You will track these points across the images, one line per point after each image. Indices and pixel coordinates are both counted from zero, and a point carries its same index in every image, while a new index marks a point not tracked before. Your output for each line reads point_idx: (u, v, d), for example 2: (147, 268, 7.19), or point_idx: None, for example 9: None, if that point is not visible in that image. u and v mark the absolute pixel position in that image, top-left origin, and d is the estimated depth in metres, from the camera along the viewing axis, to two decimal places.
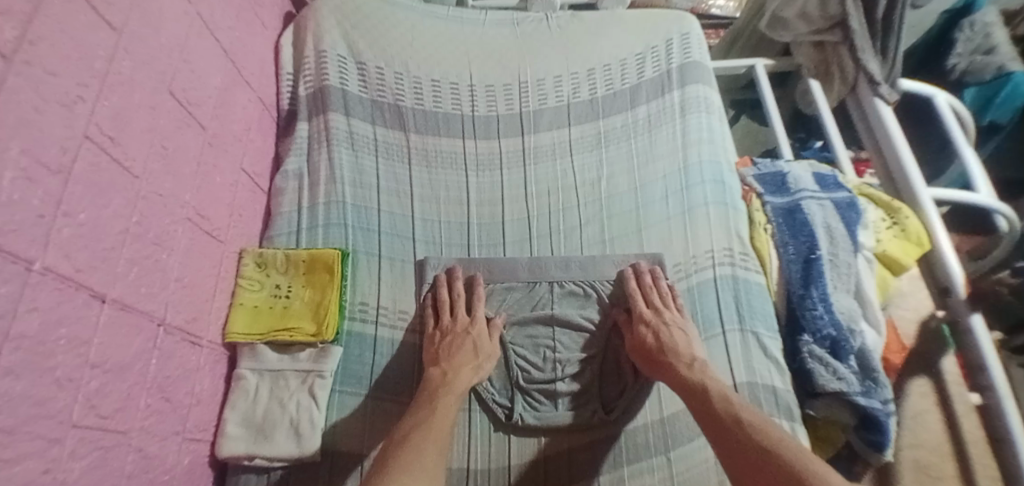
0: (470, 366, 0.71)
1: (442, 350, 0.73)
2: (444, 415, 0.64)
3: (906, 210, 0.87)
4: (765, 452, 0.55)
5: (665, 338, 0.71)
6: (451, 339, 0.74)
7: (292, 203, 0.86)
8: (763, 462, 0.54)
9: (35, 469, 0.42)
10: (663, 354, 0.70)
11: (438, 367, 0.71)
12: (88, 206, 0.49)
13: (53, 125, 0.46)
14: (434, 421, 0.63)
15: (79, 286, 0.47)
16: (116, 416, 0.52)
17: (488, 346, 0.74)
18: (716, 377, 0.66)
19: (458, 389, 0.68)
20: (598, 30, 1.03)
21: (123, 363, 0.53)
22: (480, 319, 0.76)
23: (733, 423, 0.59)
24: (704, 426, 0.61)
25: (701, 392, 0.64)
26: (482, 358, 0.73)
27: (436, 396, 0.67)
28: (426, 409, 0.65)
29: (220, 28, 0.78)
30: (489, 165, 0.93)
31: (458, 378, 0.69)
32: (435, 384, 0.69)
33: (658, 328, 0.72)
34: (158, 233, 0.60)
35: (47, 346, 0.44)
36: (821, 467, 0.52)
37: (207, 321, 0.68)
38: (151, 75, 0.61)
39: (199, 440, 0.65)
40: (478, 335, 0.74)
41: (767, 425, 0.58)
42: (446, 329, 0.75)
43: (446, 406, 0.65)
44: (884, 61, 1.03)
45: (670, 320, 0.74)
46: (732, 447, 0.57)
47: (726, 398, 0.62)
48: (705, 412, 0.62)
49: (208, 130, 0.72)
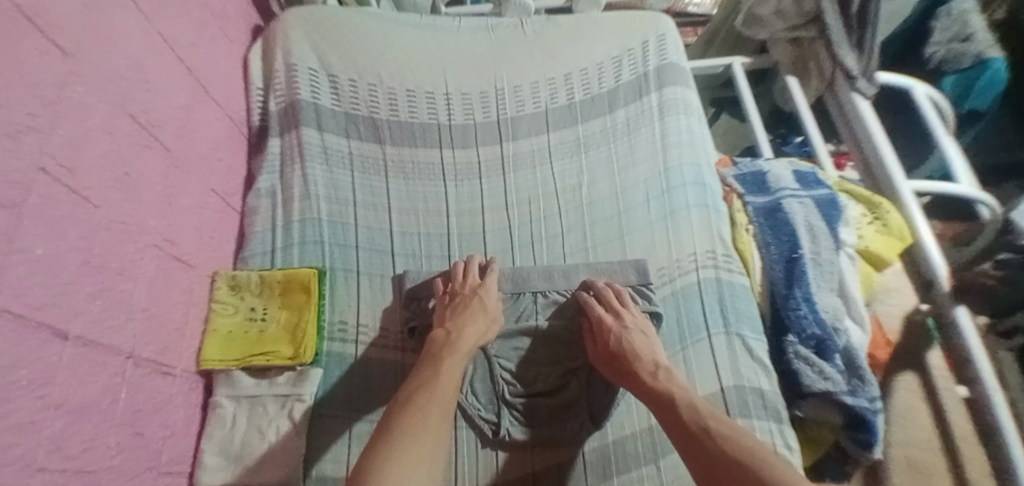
0: (477, 327, 0.70)
1: (449, 311, 0.72)
2: (450, 375, 0.64)
3: (887, 205, 0.88)
4: (736, 463, 0.51)
5: (626, 344, 0.69)
6: (460, 299, 0.73)
7: (265, 222, 0.84)
8: (736, 474, 0.51)
9: None
10: (626, 361, 0.68)
11: (443, 328, 0.70)
12: (43, 241, 0.47)
13: (2, 159, 0.43)
14: (440, 381, 0.62)
15: (36, 325, 0.45)
16: (82, 456, 0.50)
17: (495, 308, 0.74)
18: (683, 386, 0.63)
19: (463, 348, 0.67)
20: (574, 34, 1.02)
21: (88, 402, 0.51)
22: (489, 281, 0.76)
23: (701, 433, 0.56)
24: (673, 439, 0.58)
25: (668, 402, 0.61)
26: (489, 321, 0.72)
27: (440, 355, 0.67)
28: (431, 369, 0.65)
29: (181, 45, 0.76)
30: (468, 174, 0.92)
31: (463, 337, 0.68)
32: (440, 343, 0.68)
33: (620, 333, 0.70)
34: (121, 262, 0.58)
35: (4, 391, 0.42)
36: (793, 478, 0.48)
37: (179, 350, 0.66)
38: (106, 99, 0.58)
39: (175, 473, 0.63)
40: (485, 295, 0.73)
41: (734, 433, 0.55)
42: (455, 290, 0.75)
43: (451, 365, 0.65)
44: (861, 55, 1.01)
45: (631, 323, 0.72)
46: (703, 460, 0.54)
47: (694, 408, 0.59)
48: (674, 424, 0.59)
49: (173, 152, 0.70)
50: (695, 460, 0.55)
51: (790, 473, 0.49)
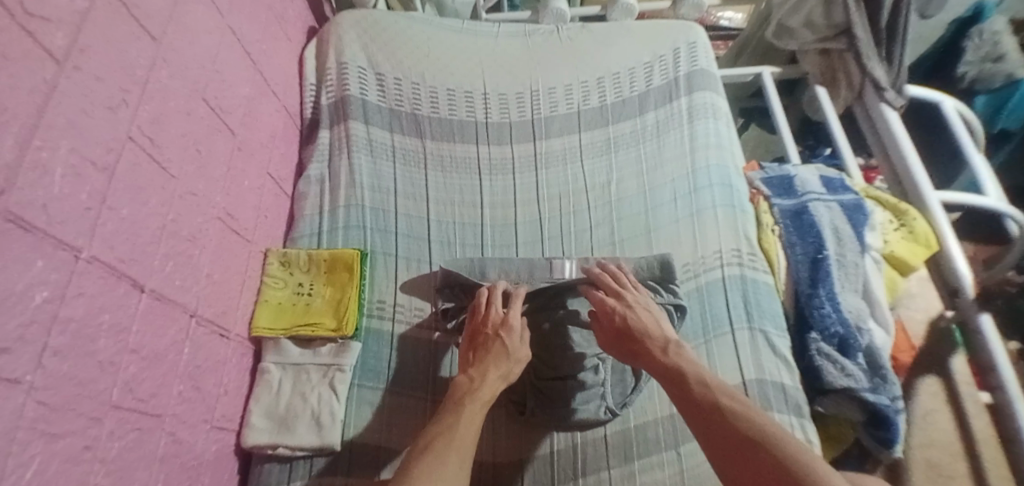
0: (499, 372, 0.66)
1: (474, 355, 0.70)
2: (469, 424, 0.60)
3: (913, 212, 0.89)
4: (749, 441, 0.52)
5: (633, 322, 0.69)
6: (482, 341, 0.71)
7: (313, 206, 0.89)
8: (751, 451, 0.52)
9: (78, 445, 0.45)
10: (634, 341, 0.68)
11: (466, 374, 0.67)
12: (129, 203, 0.53)
13: (99, 126, 0.50)
14: (458, 430, 0.59)
15: (120, 276, 0.51)
16: (151, 400, 0.55)
17: (519, 350, 0.69)
18: (693, 359, 0.64)
19: (484, 396, 0.63)
20: (607, 40, 1.07)
21: (158, 352, 0.56)
22: (513, 317, 0.72)
23: (713, 410, 0.57)
24: (684, 414, 0.59)
25: (679, 378, 0.61)
26: (512, 362, 0.68)
27: (461, 403, 0.63)
28: (451, 417, 0.61)
29: (248, 41, 0.83)
30: (502, 169, 0.97)
31: (485, 384, 0.65)
32: (461, 391, 0.65)
33: (624, 313, 0.70)
34: (191, 230, 0.64)
35: (91, 331, 0.47)
36: (806, 457, 0.50)
37: (235, 316, 0.72)
38: (186, 83, 0.65)
39: (225, 430, 0.68)
40: (508, 337, 0.69)
41: (746, 410, 0.56)
42: (479, 329, 0.72)
43: (471, 414, 0.61)
44: (890, 69, 1.05)
45: (633, 301, 0.72)
46: (716, 436, 0.55)
47: (705, 384, 0.59)
48: (686, 402, 0.59)
49: (237, 136, 0.76)
50: (708, 436, 0.56)
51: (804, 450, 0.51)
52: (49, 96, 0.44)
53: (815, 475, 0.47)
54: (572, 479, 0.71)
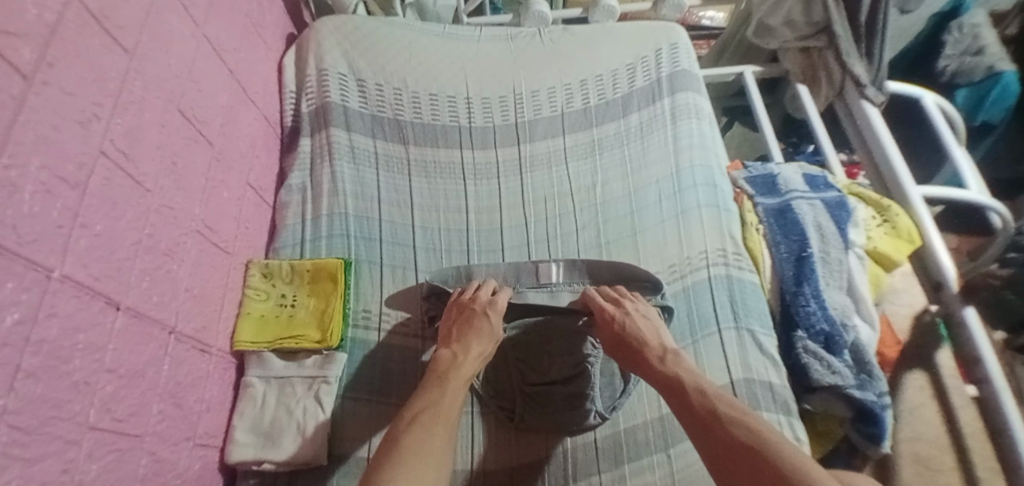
0: (481, 350, 0.69)
1: (457, 328, 0.72)
2: (453, 399, 0.62)
3: (895, 207, 0.89)
4: (746, 448, 0.52)
5: (631, 330, 0.70)
6: (467, 316, 0.73)
7: (296, 215, 0.88)
8: (745, 458, 0.51)
9: (54, 469, 0.44)
10: (633, 348, 0.69)
11: (449, 349, 0.69)
12: (102, 219, 0.52)
13: (70, 142, 0.48)
14: (444, 404, 0.61)
15: (94, 294, 0.50)
16: (130, 420, 0.53)
17: (501, 333, 0.72)
18: (691, 367, 0.64)
19: (467, 371, 0.66)
20: (590, 42, 1.07)
21: (137, 370, 0.55)
22: (500, 299, 0.75)
23: (710, 417, 0.57)
24: (683, 422, 0.59)
25: (677, 386, 0.62)
26: (494, 344, 0.70)
27: (444, 377, 0.65)
28: (435, 391, 0.63)
29: (225, 48, 0.82)
30: (486, 173, 0.96)
31: (467, 361, 0.67)
32: (445, 366, 0.67)
33: (623, 321, 0.72)
34: (169, 244, 0.62)
35: (65, 351, 0.46)
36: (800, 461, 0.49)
37: (216, 330, 0.70)
38: (160, 94, 0.64)
39: (209, 446, 0.66)
40: (494, 318, 0.72)
41: (742, 414, 0.56)
42: (464, 304, 0.74)
43: (455, 388, 0.63)
44: (870, 65, 1.05)
45: (632, 310, 0.73)
46: (712, 443, 0.55)
47: (702, 391, 0.60)
48: (683, 408, 0.60)
49: (215, 147, 0.75)
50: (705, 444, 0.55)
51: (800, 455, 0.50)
52: (17, 112, 0.43)
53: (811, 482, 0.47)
54: None
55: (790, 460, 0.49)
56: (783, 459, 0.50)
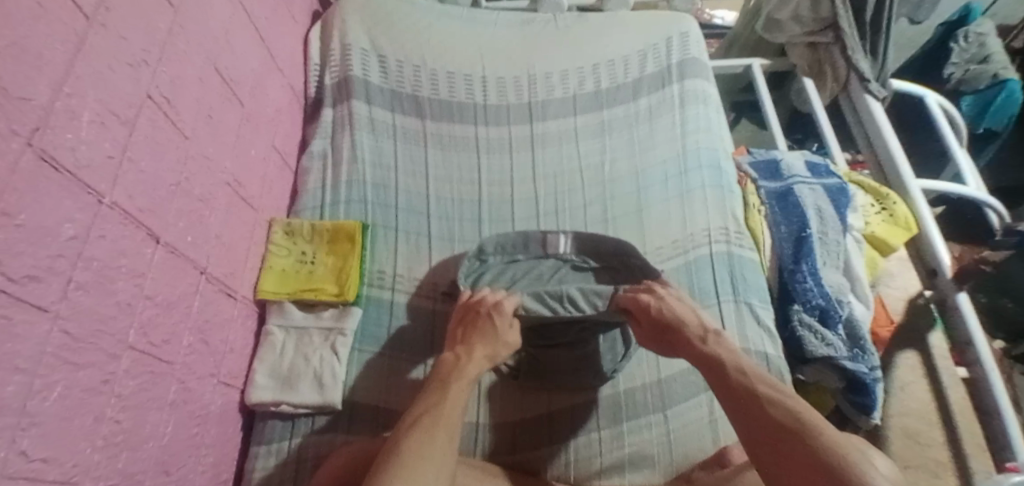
0: (485, 352, 0.69)
1: (463, 330, 0.73)
2: (455, 401, 0.62)
3: (894, 196, 0.93)
4: (785, 428, 0.53)
5: (668, 313, 0.70)
6: (472, 319, 0.73)
7: (316, 181, 0.92)
8: (783, 440, 0.52)
9: (96, 378, 0.48)
10: (672, 330, 0.69)
11: (453, 352, 0.70)
12: (147, 157, 0.56)
13: (123, 82, 0.53)
14: (446, 405, 0.61)
15: (139, 224, 0.54)
16: (164, 347, 0.57)
17: (507, 333, 0.72)
18: (732, 348, 0.65)
19: (470, 373, 0.67)
20: (603, 29, 1.10)
21: (172, 302, 0.59)
22: (506, 301, 0.74)
23: (750, 397, 0.58)
24: (722, 401, 0.60)
25: (717, 367, 0.63)
26: (499, 344, 0.70)
27: (448, 380, 0.66)
28: (439, 391, 0.64)
29: (257, 17, 0.86)
30: (499, 149, 1.00)
31: (470, 363, 0.68)
32: (448, 368, 0.67)
33: (659, 305, 0.71)
34: (203, 191, 0.66)
35: (111, 271, 0.50)
36: (841, 441, 0.50)
37: (241, 278, 0.74)
38: (200, 51, 0.68)
39: (231, 386, 0.70)
40: (498, 318, 0.72)
41: (784, 398, 0.56)
42: (470, 307, 0.75)
43: (457, 391, 0.63)
44: (874, 62, 1.10)
45: (666, 294, 0.73)
46: (753, 423, 0.56)
47: (743, 372, 0.61)
48: (726, 389, 0.60)
49: (246, 107, 0.79)
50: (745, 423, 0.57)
51: (841, 437, 0.51)
52: (79, 48, 0.47)
53: (850, 463, 0.48)
54: (565, 440, 0.74)
55: (829, 441, 0.50)
56: (822, 441, 0.50)
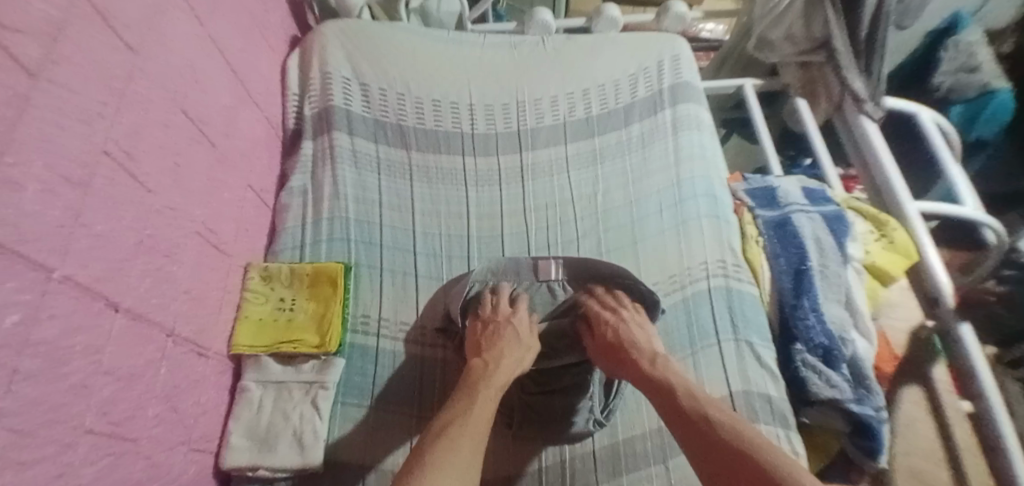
0: (512, 357, 0.69)
1: (484, 339, 0.72)
2: (484, 407, 0.61)
3: (893, 223, 0.91)
4: (736, 452, 0.54)
5: (623, 333, 0.72)
6: (493, 329, 0.74)
7: (296, 218, 0.88)
8: (737, 462, 0.53)
9: (49, 473, 0.43)
10: (623, 350, 0.70)
11: (480, 357, 0.70)
12: (104, 219, 0.51)
13: (74, 140, 0.48)
14: (473, 412, 0.60)
15: (94, 295, 0.49)
16: (126, 423, 0.53)
17: (529, 337, 0.73)
18: (678, 371, 0.66)
19: (499, 380, 0.66)
20: (593, 52, 1.07)
21: (135, 372, 0.54)
22: (520, 311, 0.77)
23: (701, 420, 0.58)
24: (672, 426, 0.61)
25: (665, 388, 0.64)
26: (523, 349, 0.71)
27: (475, 387, 0.65)
28: (466, 399, 0.63)
29: (229, 50, 0.81)
30: (488, 181, 0.96)
31: (500, 368, 0.67)
32: (477, 374, 0.67)
33: (617, 325, 0.72)
34: (169, 246, 0.62)
35: (63, 353, 0.45)
36: (791, 464, 0.51)
37: (213, 334, 0.70)
38: (164, 95, 0.63)
39: (204, 451, 0.66)
40: (518, 324, 0.74)
41: (735, 422, 0.57)
42: (487, 319, 0.75)
43: (486, 397, 0.63)
44: (869, 81, 1.04)
45: (628, 317, 0.74)
46: (700, 446, 0.56)
47: (692, 395, 0.61)
48: (674, 413, 0.61)
49: (217, 147, 0.74)
50: (696, 449, 0.57)
51: (795, 463, 0.52)
52: (21, 109, 0.42)
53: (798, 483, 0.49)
54: None
55: (784, 467, 0.51)
56: (772, 462, 0.51)
